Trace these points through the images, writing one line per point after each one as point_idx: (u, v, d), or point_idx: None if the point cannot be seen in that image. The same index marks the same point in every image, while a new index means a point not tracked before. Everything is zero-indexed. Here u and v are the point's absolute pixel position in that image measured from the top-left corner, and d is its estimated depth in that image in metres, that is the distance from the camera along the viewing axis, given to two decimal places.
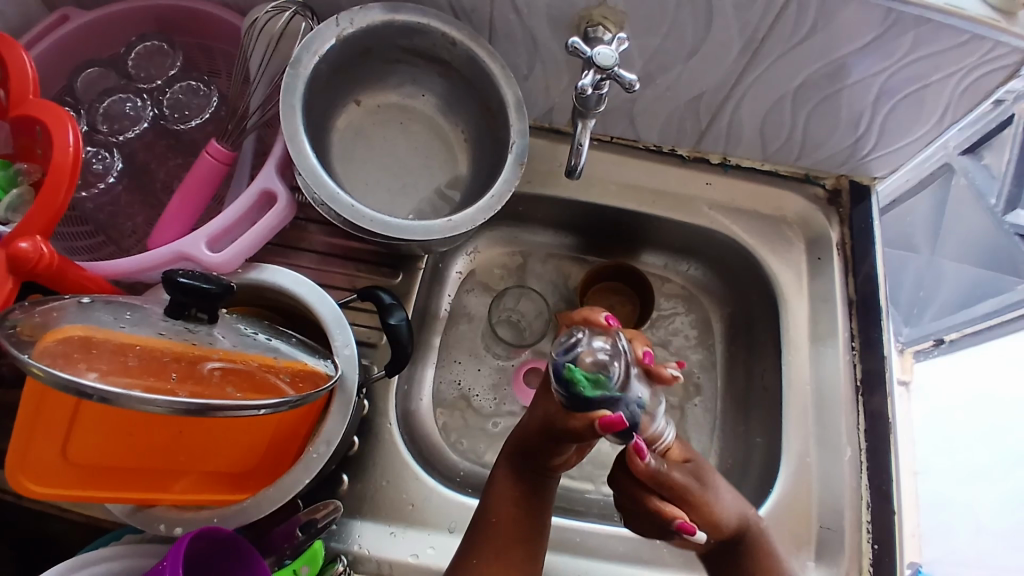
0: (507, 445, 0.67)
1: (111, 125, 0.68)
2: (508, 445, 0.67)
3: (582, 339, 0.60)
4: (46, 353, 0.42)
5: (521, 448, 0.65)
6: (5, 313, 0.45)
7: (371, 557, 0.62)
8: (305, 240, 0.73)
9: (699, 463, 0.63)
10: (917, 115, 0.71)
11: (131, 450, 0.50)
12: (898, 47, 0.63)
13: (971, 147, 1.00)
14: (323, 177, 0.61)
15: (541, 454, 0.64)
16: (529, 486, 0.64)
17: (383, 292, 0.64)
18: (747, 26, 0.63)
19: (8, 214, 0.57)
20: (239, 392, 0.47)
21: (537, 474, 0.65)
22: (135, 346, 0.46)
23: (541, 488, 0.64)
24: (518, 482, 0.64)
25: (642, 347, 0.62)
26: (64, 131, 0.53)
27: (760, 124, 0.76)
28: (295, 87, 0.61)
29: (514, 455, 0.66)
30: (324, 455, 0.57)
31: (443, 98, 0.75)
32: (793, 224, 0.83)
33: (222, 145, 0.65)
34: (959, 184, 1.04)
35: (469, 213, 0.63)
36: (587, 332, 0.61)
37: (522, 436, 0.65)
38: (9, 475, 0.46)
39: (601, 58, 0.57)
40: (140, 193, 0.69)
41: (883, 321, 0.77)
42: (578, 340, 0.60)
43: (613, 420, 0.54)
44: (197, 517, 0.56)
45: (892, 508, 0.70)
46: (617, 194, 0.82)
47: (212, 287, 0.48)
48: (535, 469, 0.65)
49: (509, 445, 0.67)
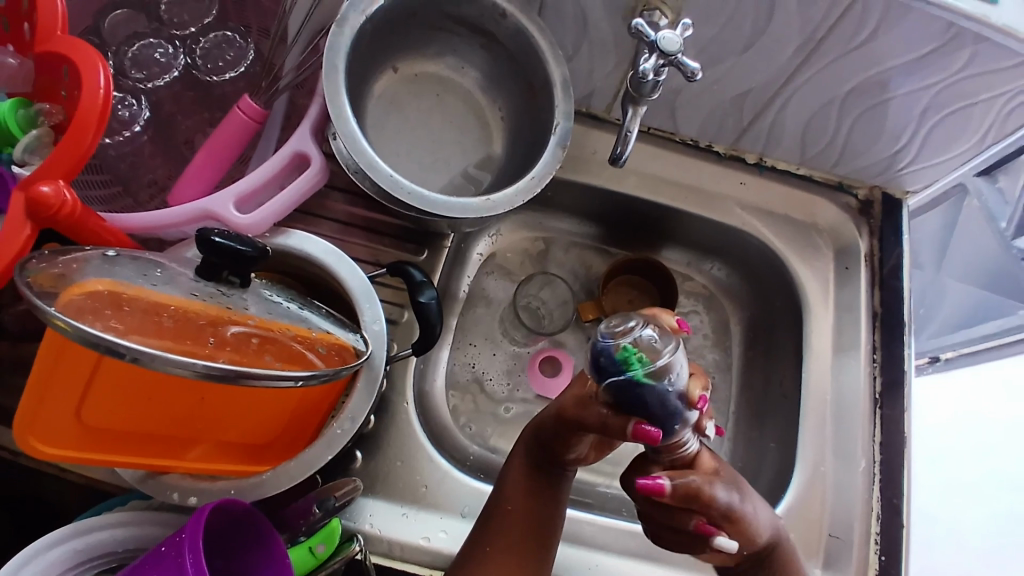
0: (524, 435, 0.65)
1: (140, 72, 0.65)
2: (525, 431, 0.65)
3: (635, 325, 0.53)
4: (72, 306, 0.39)
5: (535, 437, 0.63)
6: (24, 261, 0.43)
7: (382, 538, 0.60)
8: (327, 208, 0.71)
9: (732, 472, 0.56)
10: (960, 131, 0.70)
11: (149, 417, 0.48)
12: (952, 62, 0.61)
13: (985, 172, 0.82)
14: (362, 143, 0.58)
15: (555, 448, 0.61)
16: (539, 476, 0.62)
17: (414, 268, 0.62)
18: (807, 23, 0.61)
19: (26, 156, 0.54)
20: (276, 362, 0.45)
21: (552, 465, 0.62)
22: (169, 307, 0.44)
23: (554, 479, 0.62)
24: (531, 477, 0.62)
25: (701, 390, 0.52)
26: (95, 72, 0.50)
27: (803, 127, 0.74)
28: (338, 48, 0.58)
29: (530, 445, 0.63)
30: (348, 432, 0.55)
31: (483, 71, 0.72)
32: (823, 231, 0.82)
33: (254, 101, 0.62)
34: (969, 206, 0.90)
35: (508, 194, 0.61)
36: (642, 320, 0.54)
37: (539, 426, 0.63)
38: (16, 433, 0.44)
39: (665, 42, 0.55)
40: (163, 146, 0.66)
41: (906, 336, 0.76)
42: (630, 325, 0.53)
43: (646, 436, 0.50)
44: (211, 488, 0.54)
45: (902, 523, 0.70)
46: (648, 187, 0.80)
47: (247, 251, 0.46)
48: (552, 460, 0.62)
49: (526, 436, 0.64)
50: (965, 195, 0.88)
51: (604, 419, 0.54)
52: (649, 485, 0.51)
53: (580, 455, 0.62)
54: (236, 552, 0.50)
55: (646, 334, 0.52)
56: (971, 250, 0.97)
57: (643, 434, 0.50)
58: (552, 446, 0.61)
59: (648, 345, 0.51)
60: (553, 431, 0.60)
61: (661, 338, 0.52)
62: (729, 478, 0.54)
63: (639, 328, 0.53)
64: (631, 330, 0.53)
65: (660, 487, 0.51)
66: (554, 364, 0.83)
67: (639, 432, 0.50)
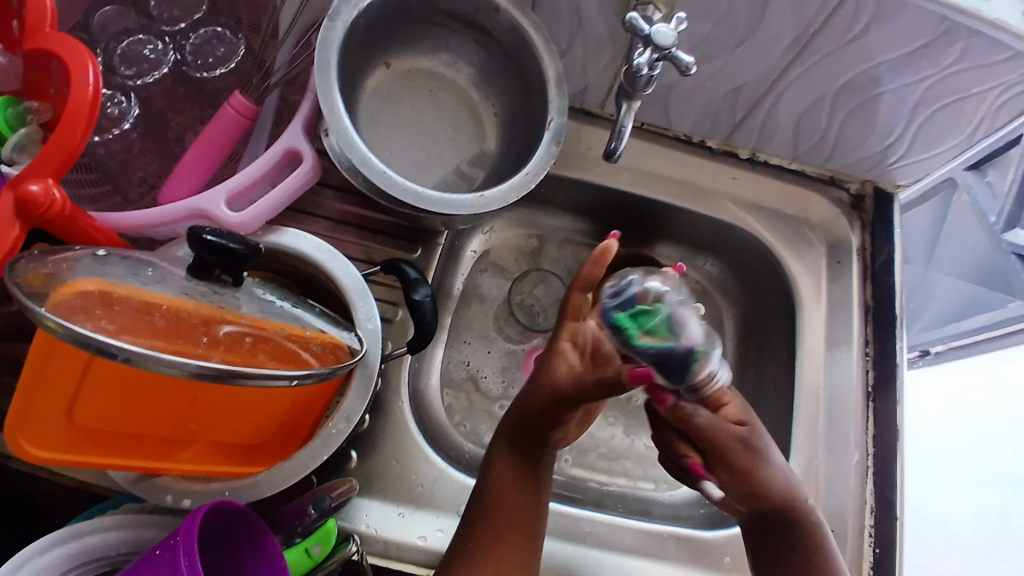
0: (506, 415, 0.65)
1: (129, 68, 0.65)
2: (506, 418, 0.64)
3: (639, 283, 0.60)
4: (63, 306, 0.39)
5: (517, 417, 0.63)
6: (12, 261, 0.42)
7: (378, 538, 0.60)
8: (319, 205, 0.70)
9: (752, 421, 0.58)
10: (952, 126, 0.70)
11: (141, 417, 0.47)
12: (946, 55, 0.62)
13: (974, 166, 0.83)
14: (355, 139, 0.57)
15: (541, 427, 0.61)
16: (524, 460, 0.62)
17: (408, 266, 0.61)
18: (800, 19, 0.61)
19: (15, 154, 0.53)
20: (271, 361, 0.45)
21: (533, 442, 0.62)
22: (161, 306, 0.44)
23: (541, 460, 0.62)
24: (516, 458, 0.62)
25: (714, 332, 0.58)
26: (84, 69, 0.49)
27: (795, 122, 0.74)
28: (331, 43, 0.58)
29: (512, 431, 0.63)
30: (344, 431, 0.55)
31: (477, 67, 0.72)
32: (815, 226, 0.82)
33: (245, 98, 0.62)
34: (959, 201, 0.90)
35: (503, 190, 0.61)
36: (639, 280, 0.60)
37: (521, 408, 0.62)
38: (7, 435, 0.43)
39: (659, 36, 0.55)
40: (154, 143, 0.65)
41: (898, 330, 0.76)
42: (632, 284, 0.60)
43: (638, 374, 0.52)
44: (206, 489, 0.54)
45: (894, 515, 0.70)
46: (640, 182, 0.80)
47: (239, 248, 0.45)
48: (534, 436, 0.62)
49: (509, 417, 0.64)
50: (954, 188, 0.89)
51: (604, 379, 0.55)
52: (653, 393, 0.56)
53: (563, 433, 0.64)
54: (231, 554, 0.50)
55: (648, 287, 0.59)
56: (960, 246, 0.96)
57: (638, 373, 0.52)
58: (538, 424, 0.62)
59: (653, 297, 0.57)
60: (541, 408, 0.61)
61: (664, 288, 0.59)
62: (744, 421, 0.58)
63: (639, 286, 0.59)
64: (631, 288, 0.59)
65: (663, 397, 0.56)
66: None
67: (634, 375, 0.52)
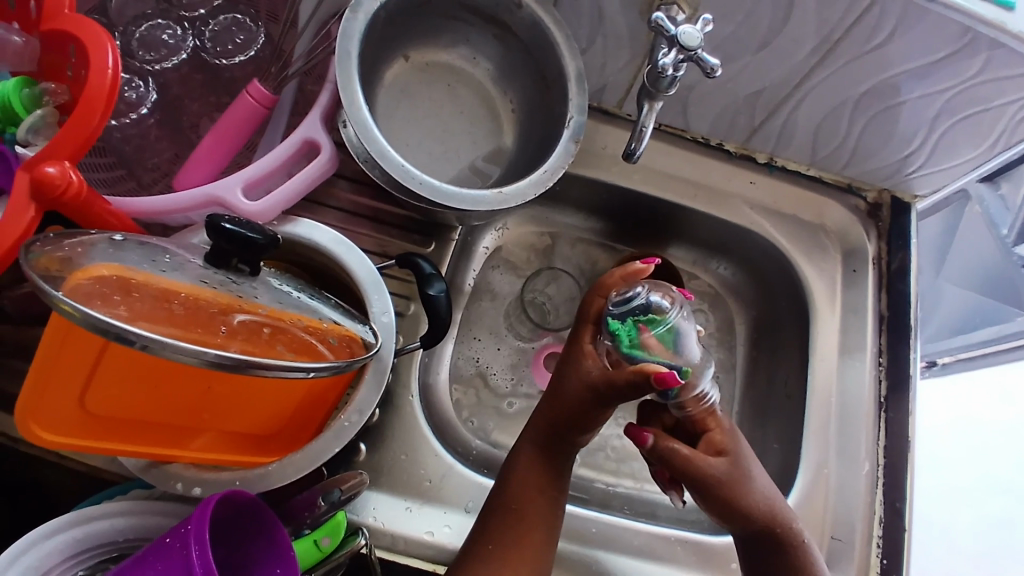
0: (533, 417, 0.64)
1: (148, 53, 0.64)
2: (534, 418, 0.64)
3: (644, 293, 0.60)
4: (81, 291, 0.39)
5: (547, 421, 0.62)
6: (28, 243, 0.42)
7: (385, 531, 0.60)
8: (333, 196, 0.70)
9: (741, 452, 0.62)
10: (973, 137, 0.69)
11: (154, 405, 0.47)
12: (968, 67, 0.61)
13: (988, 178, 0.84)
14: (374, 132, 0.57)
15: (571, 428, 0.61)
16: (552, 460, 0.62)
17: (423, 261, 0.61)
18: (825, 24, 0.60)
19: (29, 135, 0.53)
20: (289, 352, 0.44)
21: (561, 443, 0.62)
22: (179, 294, 0.43)
23: (566, 459, 0.63)
24: (542, 460, 0.62)
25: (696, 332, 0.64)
26: (103, 53, 0.49)
27: (814, 128, 0.74)
28: (352, 34, 0.57)
29: (538, 431, 0.63)
30: (356, 424, 0.55)
31: (496, 62, 0.72)
32: (831, 232, 0.81)
33: (263, 86, 0.61)
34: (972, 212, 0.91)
35: (520, 187, 0.60)
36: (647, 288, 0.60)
37: (554, 411, 0.62)
38: (18, 420, 0.43)
39: (686, 37, 0.55)
40: (169, 129, 0.65)
41: (912, 340, 0.76)
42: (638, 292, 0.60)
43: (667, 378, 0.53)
44: (216, 479, 0.53)
45: (903, 526, 0.70)
46: (656, 183, 0.80)
47: (257, 238, 0.45)
48: (561, 439, 0.62)
49: (536, 420, 0.63)
50: (967, 200, 0.89)
51: (633, 378, 0.55)
52: (634, 431, 0.62)
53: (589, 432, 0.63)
54: (239, 546, 0.49)
55: (654, 299, 0.60)
56: (971, 257, 0.98)
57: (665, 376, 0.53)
58: (569, 425, 0.61)
59: (658, 311, 0.59)
60: (576, 411, 0.60)
61: (668, 303, 0.60)
62: (730, 454, 0.61)
63: (645, 293, 0.60)
64: (638, 295, 0.60)
65: (643, 436, 0.61)
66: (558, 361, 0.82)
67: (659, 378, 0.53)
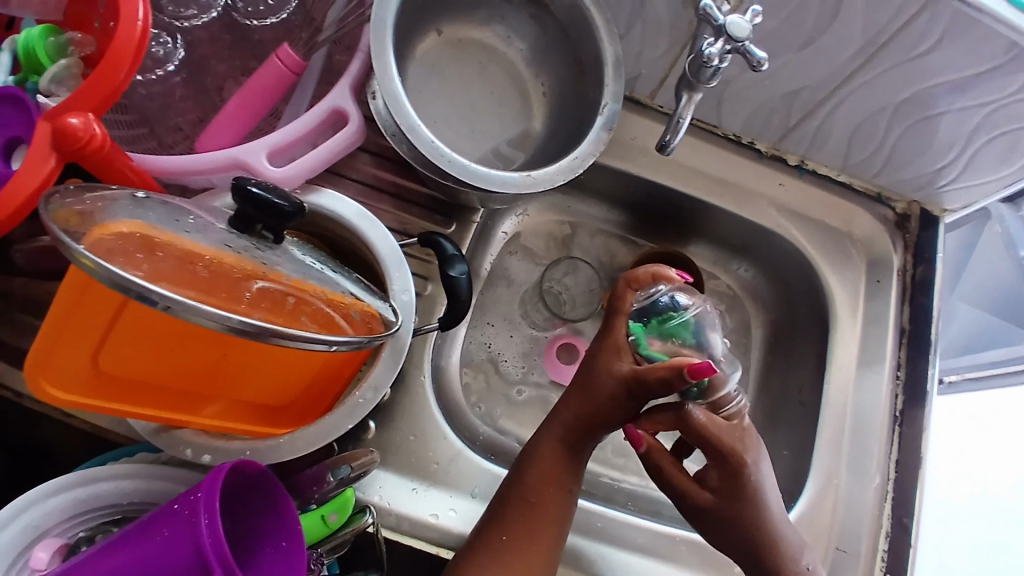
0: (560, 412, 0.63)
1: (176, 8, 0.62)
2: (565, 410, 0.63)
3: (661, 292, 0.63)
4: (102, 245, 0.38)
5: (575, 416, 0.62)
6: (48, 194, 0.40)
7: (390, 512, 0.59)
8: (354, 169, 0.69)
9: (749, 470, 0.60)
10: (1010, 155, 0.67)
11: (170, 369, 0.46)
12: (1012, 82, 0.59)
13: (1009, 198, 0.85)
14: (405, 105, 0.55)
15: (598, 421, 0.62)
16: (574, 454, 0.62)
17: (445, 241, 0.60)
18: (872, 26, 0.58)
19: (52, 86, 0.51)
20: (311, 324, 0.43)
21: (589, 438, 0.62)
22: (203, 257, 0.42)
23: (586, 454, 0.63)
24: (564, 455, 0.62)
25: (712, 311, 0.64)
26: (132, 4, 0.47)
27: (850, 133, 0.72)
28: (388, 3, 0.56)
29: (569, 425, 0.62)
30: (370, 402, 0.54)
31: (530, 42, 0.70)
32: (857, 241, 0.80)
33: (293, 51, 0.60)
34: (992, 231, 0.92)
35: (550, 171, 0.59)
36: (670, 286, 0.63)
37: (588, 408, 0.62)
38: (26, 374, 0.42)
39: (734, 28, 0.53)
40: (195, 90, 0.64)
41: (932, 355, 0.74)
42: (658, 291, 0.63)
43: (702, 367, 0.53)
44: (225, 447, 0.53)
45: (909, 541, 0.69)
46: (684, 178, 0.78)
47: (284, 206, 0.44)
48: (588, 435, 0.62)
49: (564, 413, 0.63)
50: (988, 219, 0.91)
51: (665, 376, 0.56)
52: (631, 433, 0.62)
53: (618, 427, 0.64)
54: (246, 518, 0.49)
55: (675, 297, 0.62)
56: (984, 276, 0.98)
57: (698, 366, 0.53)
58: (595, 421, 0.62)
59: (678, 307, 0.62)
60: (610, 409, 0.61)
61: (690, 301, 0.62)
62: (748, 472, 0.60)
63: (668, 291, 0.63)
64: (661, 292, 0.63)
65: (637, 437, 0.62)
66: (570, 352, 0.81)
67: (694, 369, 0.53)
